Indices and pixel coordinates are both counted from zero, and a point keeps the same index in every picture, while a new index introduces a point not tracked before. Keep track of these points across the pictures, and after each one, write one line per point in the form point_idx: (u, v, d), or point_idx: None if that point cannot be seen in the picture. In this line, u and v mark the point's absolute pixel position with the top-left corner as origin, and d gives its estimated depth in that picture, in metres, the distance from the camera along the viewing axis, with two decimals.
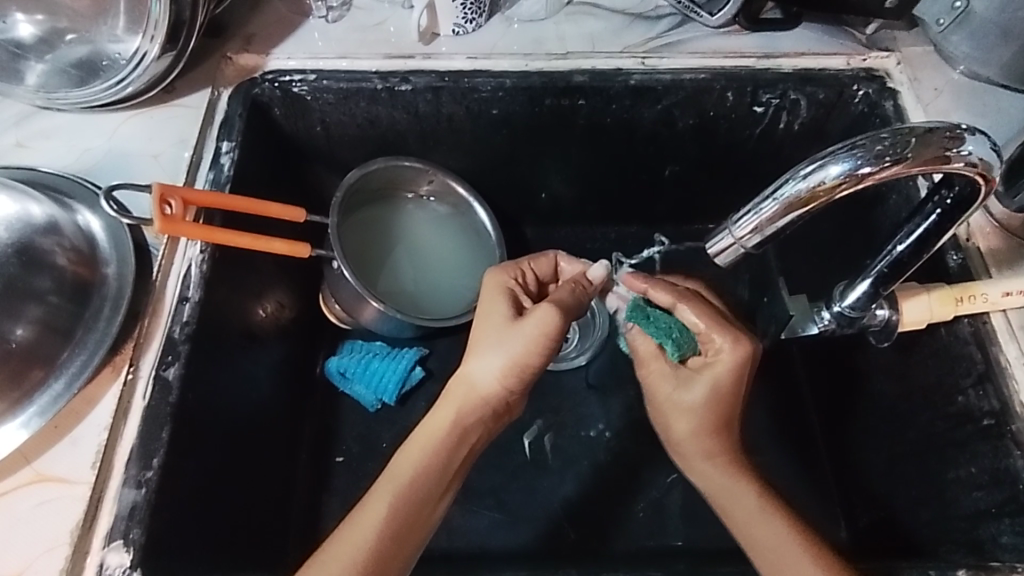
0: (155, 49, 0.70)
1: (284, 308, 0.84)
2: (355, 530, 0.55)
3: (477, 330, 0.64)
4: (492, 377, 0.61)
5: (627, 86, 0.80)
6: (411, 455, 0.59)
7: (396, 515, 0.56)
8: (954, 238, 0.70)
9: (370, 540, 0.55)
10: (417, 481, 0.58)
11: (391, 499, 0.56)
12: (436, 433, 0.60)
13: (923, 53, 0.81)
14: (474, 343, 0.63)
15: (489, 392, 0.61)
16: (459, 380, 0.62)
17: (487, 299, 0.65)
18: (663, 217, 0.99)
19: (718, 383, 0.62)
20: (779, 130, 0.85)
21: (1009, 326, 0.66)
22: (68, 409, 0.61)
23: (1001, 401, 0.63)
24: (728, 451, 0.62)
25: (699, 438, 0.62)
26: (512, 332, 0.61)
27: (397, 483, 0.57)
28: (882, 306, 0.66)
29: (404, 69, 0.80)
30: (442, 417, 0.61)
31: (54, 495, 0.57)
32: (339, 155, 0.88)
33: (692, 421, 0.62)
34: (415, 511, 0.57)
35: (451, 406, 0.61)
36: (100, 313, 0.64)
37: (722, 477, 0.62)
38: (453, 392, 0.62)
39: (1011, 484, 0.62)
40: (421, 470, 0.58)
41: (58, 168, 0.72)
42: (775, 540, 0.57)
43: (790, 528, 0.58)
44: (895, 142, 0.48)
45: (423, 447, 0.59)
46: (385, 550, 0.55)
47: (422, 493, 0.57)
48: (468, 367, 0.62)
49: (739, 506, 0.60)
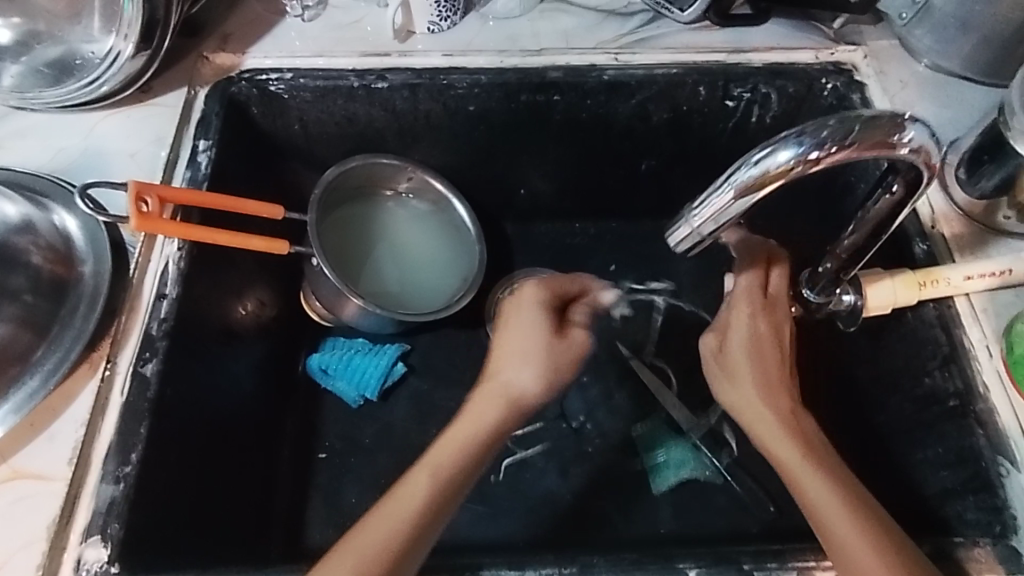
0: (129, 48, 0.71)
1: (265, 306, 0.85)
2: (395, 506, 0.56)
3: (510, 345, 0.69)
4: (527, 383, 0.66)
5: (601, 81, 0.81)
6: (451, 441, 0.62)
7: (435, 494, 0.58)
8: (919, 226, 0.71)
9: (410, 514, 0.56)
10: (457, 463, 0.60)
11: (430, 477, 0.58)
12: (478, 423, 0.63)
13: (888, 47, 0.83)
14: (510, 354, 0.68)
15: (523, 399, 0.66)
16: (496, 385, 0.67)
17: (516, 314, 0.71)
18: (641, 212, 1.00)
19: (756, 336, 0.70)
20: (752, 124, 0.86)
21: (973, 310, 0.67)
22: (45, 405, 0.61)
23: (965, 382, 0.65)
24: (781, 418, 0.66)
25: (746, 405, 0.68)
26: (539, 342, 0.68)
27: (435, 467, 0.59)
28: (847, 291, 0.69)
29: (379, 67, 0.81)
30: (481, 412, 0.64)
31: (31, 490, 0.58)
32: (317, 152, 0.89)
33: (748, 394, 0.68)
34: (449, 492, 0.58)
35: (484, 404, 0.65)
36: (76, 310, 0.65)
37: (782, 448, 0.63)
38: (489, 393, 0.66)
39: (973, 462, 0.63)
40: (458, 456, 0.61)
41: (33, 167, 0.72)
42: (827, 504, 0.58)
43: (842, 495, 0.58)
44: (840, 129, 0.50)
45: (467, 437, 0.62)
46: (424, 524, 0.56)
47: (458, 476, 0.59)
48: (504, 376, 0.67)
49: (795, 469, 0.61)
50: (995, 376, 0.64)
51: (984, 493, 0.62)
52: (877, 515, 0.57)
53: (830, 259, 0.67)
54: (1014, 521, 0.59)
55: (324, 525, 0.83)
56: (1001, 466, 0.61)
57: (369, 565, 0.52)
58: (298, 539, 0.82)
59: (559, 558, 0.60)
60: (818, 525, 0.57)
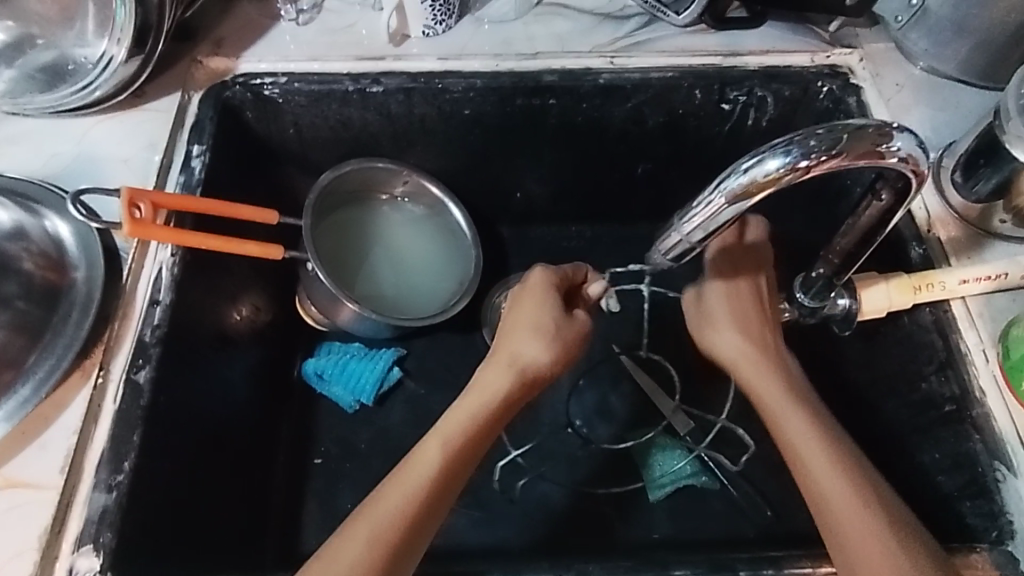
0: (122, 53, 0.71)
1: (259, 311, 0.85)
2: (410, 472, 0.58)
3: (520, 319, 0.68)
4: (534, 354, 0.66)
5: (596, 85, 0.81)
6: (465, 408, 0.63)
7: (448, 462, 0.59)
8: (915, 229, 0.71)
9: (423, 482, 0.57)
10: (471, 431, 0.62)
11: (444, 445, 0.60)
12: (491, 389, 0.64)
13: (884, 50, 0.83)
14: (518, 326, 0.68)
15: (532, 369, 0.66)
16: (506, 358, 0.66)
17: (535, 293, 0.69)
18: (637, 215, 1.00)
19: (732, 306, 0.71)
20: (748, 127, 0.86)
21: (969, 314, 0.67)
22: (36, 413, 0.60)
23: (962, 387, 0.64)
24: (770, 377, 0.67)
25: (737, 360, 0.69)
26: (547, 317, 0.68)
27: (447, 435, 0.61)
28: (842, 294, 0.68)
29: (374, 71, 0.81)
30: (492, 379, 0.65)
31: (22, 499, 0.57)
32: (312, 157, 0.88)
33: (735, 346, 0.69)
34: (461, 460, 0.60)
35: (496, 371, 0.66)
36: (68, 317, 0.64)
37: (776, 406, 0.65)
38: (500, 363, 0.66)
39: (970, 467, 0.63)
40: (471, 422, 0.62)
41: (25, 173, 0.72)
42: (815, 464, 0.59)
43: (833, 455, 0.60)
44: (828, 138, 0.49)
45: (482, 402, 0.64)
46: (435, 492, 0.58)
47: (469, 444, 0.61)
48: (515, 349, 0.67)
49: (790, 427, 0.63)
50: (992, 382, 0.63)
51: (981, 498, 0.62)
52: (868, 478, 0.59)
53: (823, 263, 0.66)
54: (1010, 525, 0.60)
55: (320, 531, 0.82)
56: (997, 472, 0.61)
57: (379, 538, 0.54)
58: (294, 545, 0.81)
59: (555, 565, 0.60)
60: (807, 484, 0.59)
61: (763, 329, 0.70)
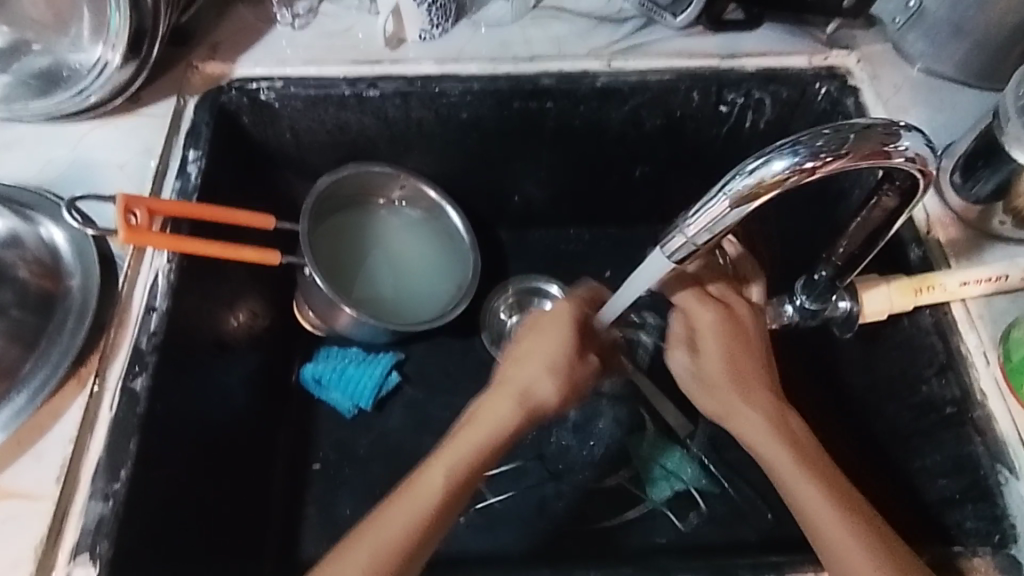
0: (117, 58, 0.70)
1: (257, 317, 0.84)
2: (411, 501, 0.58)
3: (531, 353, 0.66)
4: (548, 395, 0.64)
5: (594, 88, 0.81)
6: (471, 433, 0.62)
7: (451, 493, 0.59)
8: (914, 231, 0.71)
9: (423, 518, 0.57)
10: (475, 463, 0.60)
11: (448, 474, 0.59)
12: (497, 418, 0.63)
13: (881, 52, 0.82)
14: (531, 361, 0.66)
15: (543, 407, 0.64)
16: (513, 385, 0.64)
17: (551, 324, 0.68)
18: (636, 217, 0.99)
19: (721, 340, 0.66)
20: (746, 129, 0.86)
21: (969, 317, 0.66)
22: (32, 422, 0.60)
23: (962, 389, 0.64)
24: (754, 413, 0.64)
25: (718, 394, 0.66)
26: (560, 354, 0.66)
27: (452, 463, 0.60)
28: (843, 297, 0.67)
29: (371, 75, 0.81)
30: (495, 407, 0.63)
31: (17, 509, 0.57)
32: (309, 161, 0.88)
33: (719, 382, 0.66)
34: (461, 491, 0.59)
35: (501, 400, 0.64)
36: (64, 325, 0.64)
37: (765, 442, 0.63)
38: (507, 391, 0.64)
39: (971, 470, 0.63)
40: (476, 452, 0.61)
41: (20, 180, 0.71)
42: (813, 505, 0.58)
43: (824, 494, 0.58)
44: (833, 138, 0.49)
45: (487, 430, 0.62)
46: (435, 523, 0.58)
47: (472, 474, 0.60)
48: (522, 377, 0.65)
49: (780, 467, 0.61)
50: (993, 385, 0.63)
51: (983, 501, 0.62)
52: (868, 514, 0.58)
53: (825, 265, 0.65)
54: (1012, 529, 0.59)
55: (320, 537, 0.82)
56: (999, 474, 0.61)
57: (378, 569, 0.55)
58: (293, 552, 0.81)
59: (556, 571, 0.60)
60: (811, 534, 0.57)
61: (752, 357, 0.66)
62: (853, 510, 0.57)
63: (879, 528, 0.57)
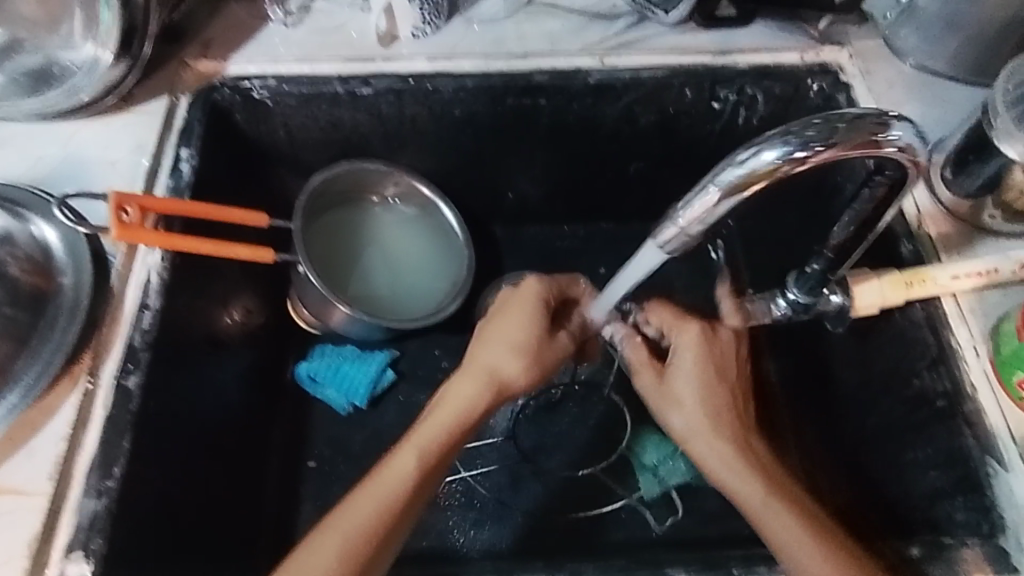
0: (108, 56, 0.71)
1: (251, 314, 0.84)
2: (380, 485, 0.58)
3: (494, 332, 0.65)
4: (514, 374, 0.63)
5: (587, 84, 0.81)
6: (440, 417, 0.62)
7: (420, 476, 0.59)
8: (905, 226, 0.71)
9: (392, 502, 0.57)
10: (442, 447, 0.60)
11: (417, 458, 0.59)
12: (463, 402, 0.62)
13: (874, 47, 0.83)
14: (494, 340, 0.65)
15: (510, 385, 0.64)
16: (482, 365, 0.64)
17: (523, 304, 0.66)
18: (630, 214, 0.99)
19: (698, 367, 0.66)
20: (739, 125, 0.86)
21: (960, 311, 0.67)
22: (24, 419, 0.60)
23: (953, 382, 0.64)
24: (722, 442, 0.64)
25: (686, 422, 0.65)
26: (529, 333, 0.65)
27: (421, 447, 0.60)
28: (835, 291, 0.67)
29: (364, 72, 0.81)
30: (463, 390, 0.63)
31: (10, 506, 0.57)
32: (303, 159, 0.88)
33: (689, 410, 0.65)
34: (431, 475, 0.59)
35: (468, 381, 0.63)
36: (56, 322, 0.64)
37: (729, 472, 0.63)
38: (474, 372, 0.63)
39: (962, 463, 0.63)
40: (445, 436, 0.61)
41: (12, 177, 0.71)
42: (788, 536, 0.58)
43: (798, 524, 0.59)
44: (824, 129, 0.49)
45: (455, 413, 0.62)
46: (405, 507, 0.58)
47: (441, 458, 0.60)
48: (491, 358, 0.64)
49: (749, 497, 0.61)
50: (984, 378, 0.64)
51: (973, 494, 0.62)
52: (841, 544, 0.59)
53: (818, 258, 0.65)
54: (1003, 521, 0.60)
55: None
56: (989, 466, 0.61)
57: (350, 554, 0.55)
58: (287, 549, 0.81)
59: (549, 566, 0.60)
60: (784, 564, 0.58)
61: (725, 381, 0.66)
62: (829, 543, 0.58)
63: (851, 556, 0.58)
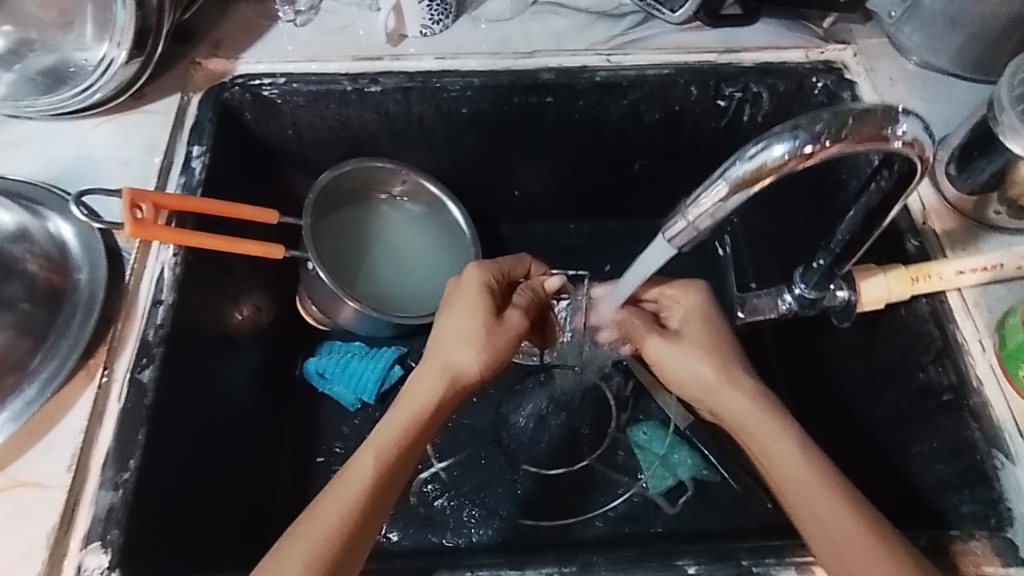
0: (122, 55, 0.71)
1: (261, 311, 0.85)
2: (343, 486, 0.56)
3: (447, 327, 0.64)
4: (470, 365, 0.62)
5: (593, 83, 0.82)
6: (398, 416, 0.60)
7: (381, 475, 0.57)
8: (910, 221, 0.72)
9: (355, 502, 0.55)
10: (401, 447, 0.58)
11: (377, 458, 0.57)
12: (418, 399, 0.61)
13: (878, 45, 0.84)
14: (446, 336, 0.63)
15: (467, 379, 0.62)
16: (437, 358, 0.63)
17: (465, 291, 0.66)
18: (635, 211, 1.00)
19: (706, 330, 0.66)
20: (743, 122, 0.86)
21: (965, 303, 0.68)
22: (42, 414, 0.61)
23: (959, 376, 0.65)
24: (747, 401, 0.62)
25: (704, 380, 0.63)
26: (480, 318, 0.64)
27: (380, 445, 0.58)
28: (841, 287, 0.68)
29: (372, 70, 0.81)
30: (421, 388, 0.61)
31: (30, 499, 0.58)
32: (312, 157, 0.89)
33: (705, 368, 0.63)
34: (395, 470, 0.58)
35: (427, 381, 0.62)
36: (72, 318, 0.65)
37: (756, 427, 0.61)
38: (431, 369, 0.62)
39: (969, 455, 0.64)
40: (405, 433, 0.59)
41: (26, 176, 0.72)
42: (815, 498, 0.55)
43: (826, 481, 0.56)
44: (833, 122, 0.50)
45: (407, 415, 0.60)
46: (372, 504, 0.56)
47: (403, 455, 0.58)
48: (446, 350, 0.63)
49: (775, 453, 0.59)
50: (989, 371, 0.65)
51: (980, 486, 0.63)
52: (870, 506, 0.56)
53: (826, 254, 0.66)
54: (1009, 513, 0.60)
55: None
56: (996, 459, 0.62)
57: (317, 556, 0.53)
58: None
59: (560, 558, 0.60)
60: (811, 527, 0.55)
61: (734, 347, 0.65)
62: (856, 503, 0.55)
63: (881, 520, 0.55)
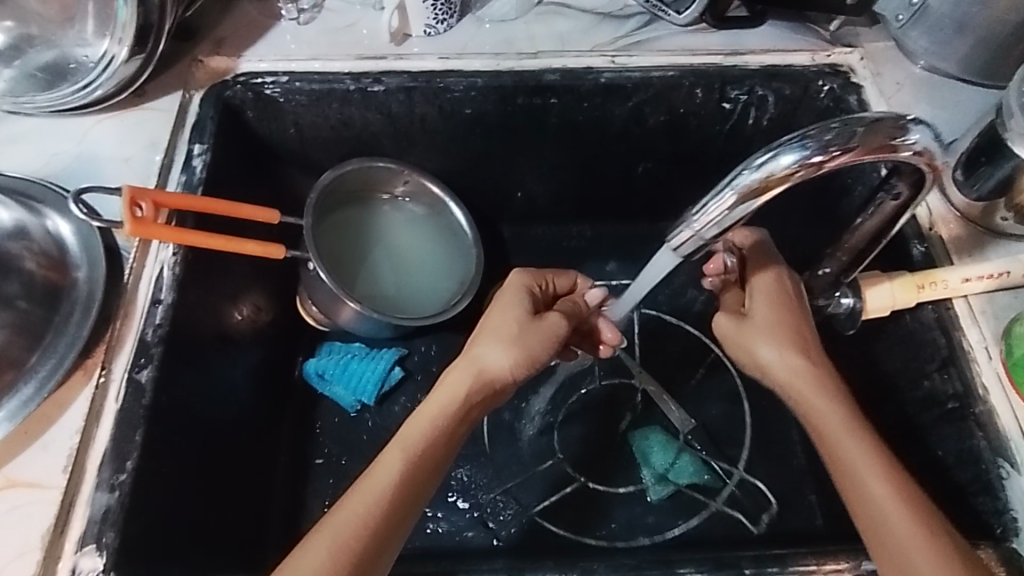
0: (123, 51, 0.71)
1: (261, 311, 0.84)
2: (370, 484, 0.55)
3: (483, 326, 0.64)
4: (500, 364, 0.61)
5: (598, 84, 0.81)
6: (427, 416, 0.59)
7: (407, 473, 0.56)
8: (916, 227, 0.71)
9: (381, 498, 0.54)
10: (428, 447, 0.57)
11: (404, 455, 0.56)
12: (447, 397, 0.60)
13: (884, 49, 0.83)
14: (482, 334, 0.63)
15: (497, 379, 0.61)
16: (468, 359, 0.62)
17: (505, 295, 0.66)
18: (638, 214, 1.00)
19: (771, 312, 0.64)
20: (748, 126, 0.86)
21: (971, 310, 0.67)
22: (38, 413, 0.60)
23: (964, 383, 0.65)
24: (800, 373, 0.61)
25: (761, 353, 0.63)
26: (515, 319, 0.63)
27: (406, 443, 0.57)
28: (846, 294, 0.68)
29: (376, 70, 0.81)
30: (451, 388, 0.60)
31: (25, 500, 0.57)
32: (314, 157, 0.88)
33: (758, 344, 0.63)
34: (424, 469, 0.57)
35: (458, 380, 0.61)
36: (70, 317, 0.64)
37: (805, 395, 0.61)
38: (460, 369, 0.61)
39: (974, 464, 0.63)
40: (433, 430, 0.58)
41: (25, 173, 0.71)
42: (854, 459, 0.56)
43: (870, 448, 0.57)
44: (842, 132, 0.50)
45: (433, 415, 0.59)
46: (398, 505, 0.55)
47: (432, 454, 0.57)
48: (478, 348, 0.62)
49: (823, 419, 0.59)
50: (994, 378, 0.64)
51: (985, 495, 0.62)
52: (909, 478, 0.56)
53: (831, 261, 0.66)
54: (1014, 523, 0.60)
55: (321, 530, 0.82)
56: (1001, 468, 0.61)
57: (342, 551, 0.52)
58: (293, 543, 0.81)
59: (560, 564, 0.60)
60: (849, 488, 0.56)
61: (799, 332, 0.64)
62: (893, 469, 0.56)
63: (913, 488, 0.55)
